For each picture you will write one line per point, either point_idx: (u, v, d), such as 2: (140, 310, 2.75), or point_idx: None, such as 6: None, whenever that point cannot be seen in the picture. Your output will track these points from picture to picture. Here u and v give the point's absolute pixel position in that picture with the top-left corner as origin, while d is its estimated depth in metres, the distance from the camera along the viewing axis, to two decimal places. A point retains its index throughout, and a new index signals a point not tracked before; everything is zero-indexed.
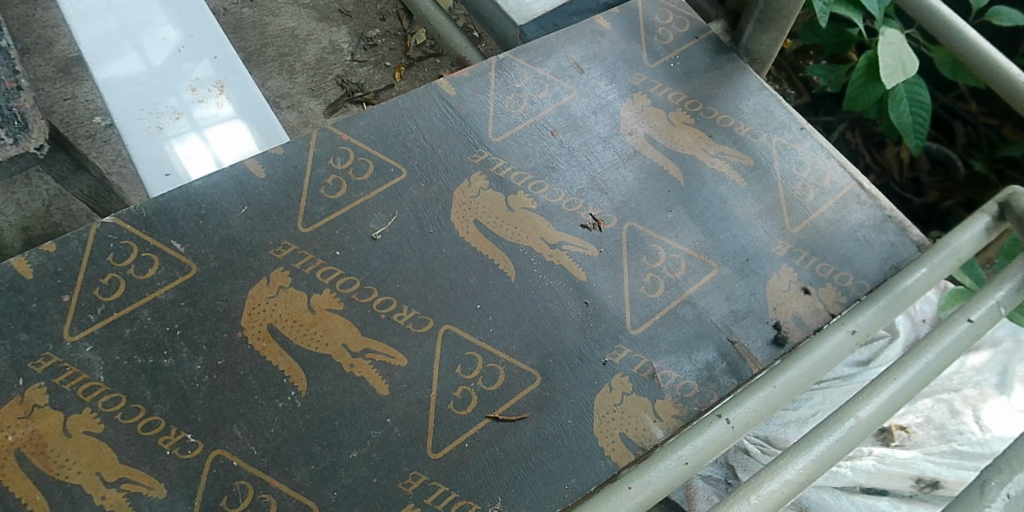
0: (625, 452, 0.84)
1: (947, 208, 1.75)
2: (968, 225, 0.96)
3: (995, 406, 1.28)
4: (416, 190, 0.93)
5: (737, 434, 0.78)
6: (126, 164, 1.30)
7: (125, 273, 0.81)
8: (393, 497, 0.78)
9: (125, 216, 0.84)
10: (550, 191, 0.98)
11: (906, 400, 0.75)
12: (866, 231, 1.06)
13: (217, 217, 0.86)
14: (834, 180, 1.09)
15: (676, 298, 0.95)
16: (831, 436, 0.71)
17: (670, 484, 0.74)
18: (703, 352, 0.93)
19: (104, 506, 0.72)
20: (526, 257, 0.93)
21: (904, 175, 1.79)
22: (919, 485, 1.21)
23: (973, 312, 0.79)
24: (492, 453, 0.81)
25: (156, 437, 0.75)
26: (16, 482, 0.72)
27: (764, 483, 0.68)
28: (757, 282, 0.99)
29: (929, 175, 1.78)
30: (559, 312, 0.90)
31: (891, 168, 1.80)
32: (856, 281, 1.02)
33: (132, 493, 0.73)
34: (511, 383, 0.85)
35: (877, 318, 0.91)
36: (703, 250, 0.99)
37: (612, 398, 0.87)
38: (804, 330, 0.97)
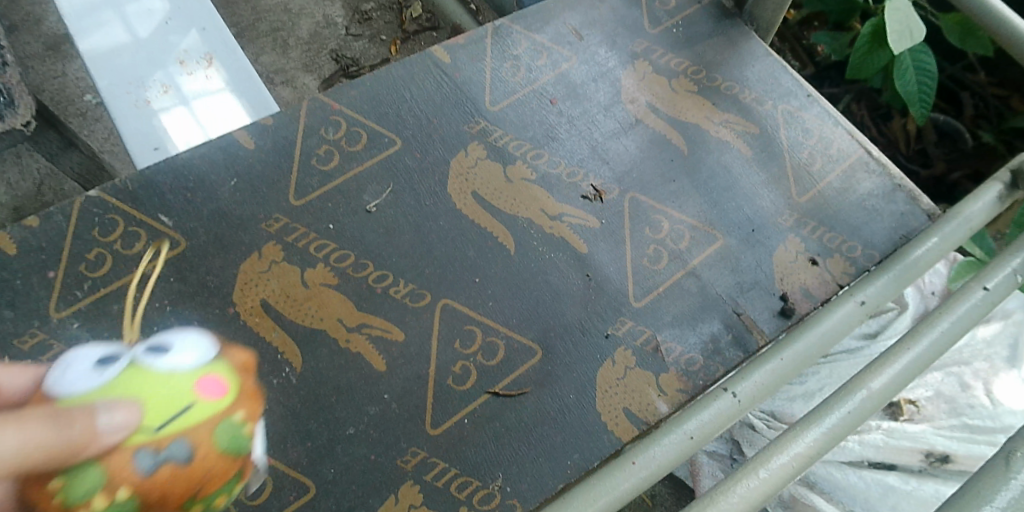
0: (628, 427, 0.82)
1: (953, 181, 1.66)
2: (980, 193, 0.92)
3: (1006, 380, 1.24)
4: (411, 160, 0.91)
5: (743, 408, 0.76)
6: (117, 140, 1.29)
7: (111, 248, 0.79)
8: (392, 475, 0.76)
9: (109, 189, 0.82)
10: (549, 161, 0.95)
11: (918, 372, 0.73)
12: (875, 200, 1.03)
13: (206, 190, 0.84)
14: (842, 148, 1.06)
15: (680, 269, 0.93)
16: (843, 408, 0.69)
17: (675, 459, 0.72)
18: (707, 324, 0.90)
19: None
20: (525, 229, 0.90)
21: (910, 147, 1.71)
22: (928, 460, 1.18)
23: (988, 280, 0.77)
24: (492, 428, 0.80)
25: (214, 357, 0.61)
26: None
27: (773, 456, 0.66)
28: (763, 253, 0.96)
29: (935, 146, 1.69)
30: (560, 284, 0.88)
31: (897, 140, 1.71)
32: (864, 251, 0.99)
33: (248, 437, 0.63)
34: (511, 358, 0.83)
35: (887, 289, 0.88)
36: (707, 220, 0.97)
37: (614, 373, 0.85)
38: (811, 301, 0.94)
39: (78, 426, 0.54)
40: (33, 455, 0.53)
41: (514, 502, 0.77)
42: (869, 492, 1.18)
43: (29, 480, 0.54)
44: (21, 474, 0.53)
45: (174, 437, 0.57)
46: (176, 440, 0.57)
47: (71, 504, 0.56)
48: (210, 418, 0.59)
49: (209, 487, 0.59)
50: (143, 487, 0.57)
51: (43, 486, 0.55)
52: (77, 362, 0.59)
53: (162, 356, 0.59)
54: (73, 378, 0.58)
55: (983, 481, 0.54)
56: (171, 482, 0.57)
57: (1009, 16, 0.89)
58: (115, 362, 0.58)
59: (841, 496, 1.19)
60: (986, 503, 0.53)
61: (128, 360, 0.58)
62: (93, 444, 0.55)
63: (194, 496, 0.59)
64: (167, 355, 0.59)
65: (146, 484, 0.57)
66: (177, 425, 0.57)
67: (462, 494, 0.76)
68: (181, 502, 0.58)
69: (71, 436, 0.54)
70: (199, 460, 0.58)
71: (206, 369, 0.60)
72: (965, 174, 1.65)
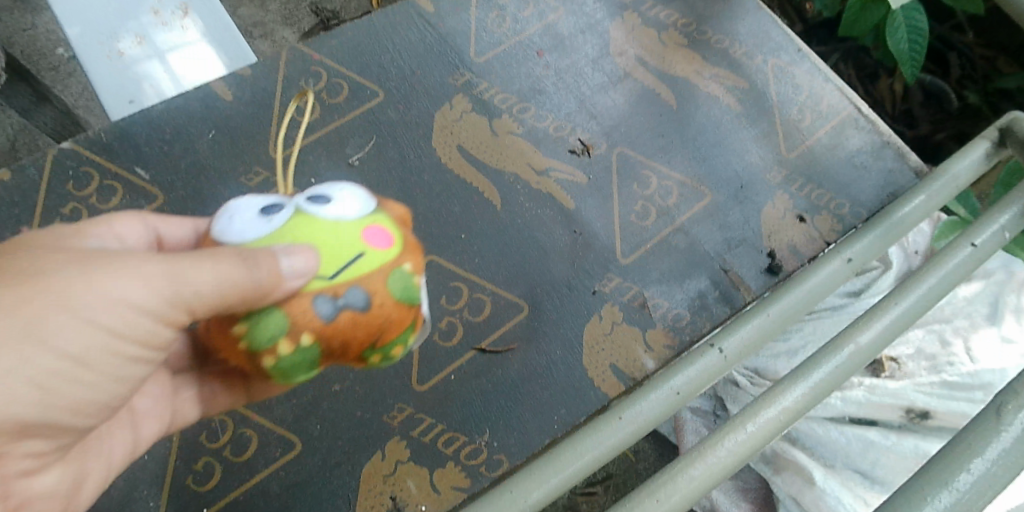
0: (615, 383, 0.83)
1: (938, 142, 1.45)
2: (968, 150, 0.92)
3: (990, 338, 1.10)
4: (394, 112, 0.89)
5: (729, 364, 0.76)
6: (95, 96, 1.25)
7: (86, 203, 0.77)
8: (378, 430, 0.76)
9: (82, 141, 0.79)
10: (536, 115, 0.93)
11: (905, 328, 0.73)
12: (864, 157, 1.02)
13: (182, 142, 0.82)
14: (832, 104, 1.05)
15: (668, 226, 0.92)
16: (830, 362, 0.69)
17: (660, 415, 0.71)
18: (695, 281, 0.90)
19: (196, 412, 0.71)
20: (511, 183, 0.89)
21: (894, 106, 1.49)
22: (908, 416, 1.06)
23: (977, 236, 0.76)
24: (479, 385, 0.79)
25: (374, 208, 0.50)
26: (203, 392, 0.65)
27: (762, 410, 0.66)
28: (751, 210, 0.95)
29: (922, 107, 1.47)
30: (547, 241, 0.87)
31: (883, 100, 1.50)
32: (852, 209, 0.99)
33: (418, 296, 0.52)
34: (498, 314, 0.83)
35: (873, 246, 0.86)
36: (696, 176, 0.96)
37: (602, 328, 0.85)
38: (798, 258, 0.94)
39: (263, 268, 0.44)
40: (228, 292, 0.44)
41: (502, 457, 0.77)
42: (849, 447, 1.06)
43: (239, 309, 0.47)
44: (193, 313, 0.46)
45: (350, 283, 0.47)
46: (353, 287, 0.47)
47: (256, 350, 0.46)
48: (382, 266, 0.48)
49: (390, 334, 0.49)
50: (324, 336, 0.46)
51: (231, 329, 0.47)
52: (240, 210, 0.49)
53: (325, 204, 0.48)
54: (241, 226, 0.48)
55: (972, 432, 0.54)
56: (352, 333, 0.47)
57: None
58: (280, 209, 0.48)
59: (821, 453, 1.08)
60: (975, 455, 0.52)
61: (296, 208, 0.48)
62: (276, 289, 0.45)
63: (375, 342, 0.49)
64: (330, 205, 0.49)
65: (328, 332, 0.46)
66: (349, 272, 0.47)
67: (449, 450, 0.76)
68: (362, 348, 0.48)
69: (261, 279, 0.44)
70: (378, 309, 0.47)
71: (367, 220, 0.49)
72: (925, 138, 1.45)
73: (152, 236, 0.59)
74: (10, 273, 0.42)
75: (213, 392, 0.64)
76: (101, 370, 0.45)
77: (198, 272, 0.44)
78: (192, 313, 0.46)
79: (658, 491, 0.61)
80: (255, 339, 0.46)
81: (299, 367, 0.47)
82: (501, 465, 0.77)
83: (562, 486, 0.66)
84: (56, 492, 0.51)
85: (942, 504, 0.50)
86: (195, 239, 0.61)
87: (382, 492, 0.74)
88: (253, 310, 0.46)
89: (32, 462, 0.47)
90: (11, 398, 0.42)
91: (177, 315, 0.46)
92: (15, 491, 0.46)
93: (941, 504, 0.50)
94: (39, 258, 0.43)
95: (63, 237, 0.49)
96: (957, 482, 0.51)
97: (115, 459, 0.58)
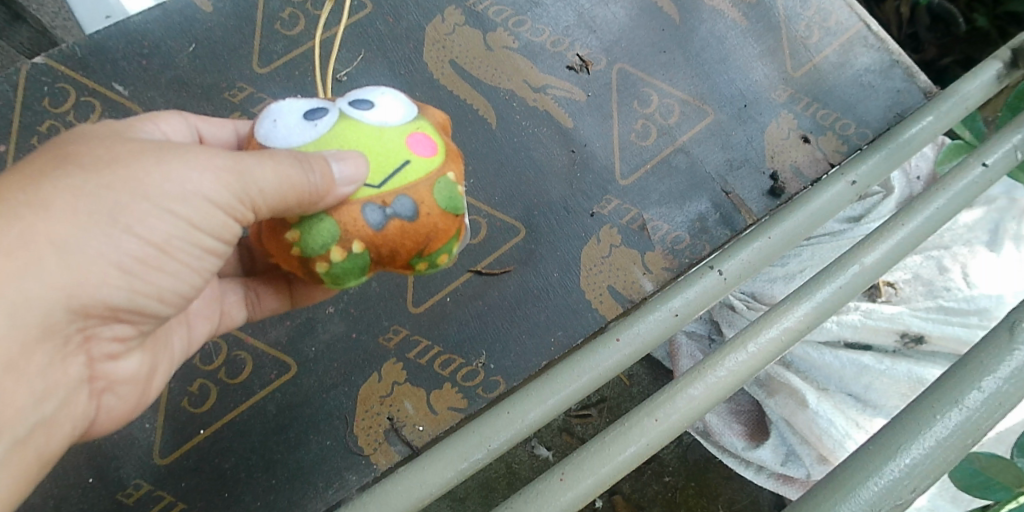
0: (613, 305, 0.82)
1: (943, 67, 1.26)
2: (977, 71, 0.84)
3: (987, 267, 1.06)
4: (383, 25, 0.84)
5: (728, 287, 0.74)
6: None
7: (63, 120, 0.74)
8: (374, 352, 0.75)
9: (56, 56, 0.76)
10: (532, 29, 0.89)
11: (911, 249, 0.72)
12: (872, 76, 0.98)
13: (161, 57, 0.78)
14: (840, 21, 1.00)
15: (668, 146, 0.89)
16: (833, 282, 0.68)
17: (658, 337, 0.70)
18: (695, 203, 0.88)
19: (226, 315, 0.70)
20: (507, 101, 0.86)
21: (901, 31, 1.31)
22: (903, 341, 1.04)
23: (989, 156, 0.73)
24: (475, 307, 0.78)
25: (416, 116, 0.47)
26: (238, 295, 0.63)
27: (763, 330, 0.65)
28: (755, 130, 0.92)
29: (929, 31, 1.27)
30: (544, 161, 0.84)
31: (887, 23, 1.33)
32: (858, 130, 0.96)
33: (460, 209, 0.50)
34: (494, 236, 0.81)
35: (880, 167, 0.82)
36: (698, 94, 0.92)
37: (599, 251, 0.83)
38: (801, 180, 0.92)
39: (315, 171, 0.41)
40: (285, 195, 0.41)
41: (499, 379, 0.77)
42: (843, 371, 1.04)
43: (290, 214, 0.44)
44: (253, 215, 0.43)
45: (399, 191, 0.44)
46: (402, 195, 0.44)
47: (306, 259, 0.43)
48: (429, 174, 0.45)
49: (437, 246, 0.46)
50: (373, 246, 0.43)
51: (280, 236, 0.44)
52: (280, 114, 0.45)
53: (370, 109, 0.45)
54: (284, 130, 0.44)
55: (982, 350, 0.53)
56: (401, 243, 0.44)
57: None
58: (324, 112, 0.45)
59: (814, 377, 1.06)
60: (987, 373, 0.51)
61: (340, 112, 0.45)
62: (327, 195, 0.42)
63: (423, 252, 0.45)
64: (374, 110, 0.46)
65: (378, 241, 0.43)
66: (396, 179, 0.44)
67: (446, 371, 0.76)
68: (411, 259, 0.45)
69: (313, 182, 0.41)
70: (426, 218, 0.44)
71: (412, 127, 0.46)
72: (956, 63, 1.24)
73: (194, 135, 0.56)
74: (88, 158, 0.39)
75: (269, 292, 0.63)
76: (189, 260, 0.44)
77: (258, 171, 0.41)
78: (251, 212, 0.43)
79: (658, 410, 0.61)
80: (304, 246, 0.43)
81: (349, 278, 0.45)
82: (498, 386, 0.77)
83: (559, 407, 0.65)
84: (134, 376, 0.51)
85: (952, 422, 0.50)
86: (236, 142, 0.59)
87: (378, 413, 0.74)
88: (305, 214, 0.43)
89: (116, 347, 0.47)
90: (103, 284, 0.40)
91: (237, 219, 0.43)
92: (97, 373, 0.47)
93: (950, 422, 0.50)
94: (113, 144, 0.41)
95: (121, 128, 0.46)
96: (967, 399, 0.50)
97: (179, 353, 0.57)
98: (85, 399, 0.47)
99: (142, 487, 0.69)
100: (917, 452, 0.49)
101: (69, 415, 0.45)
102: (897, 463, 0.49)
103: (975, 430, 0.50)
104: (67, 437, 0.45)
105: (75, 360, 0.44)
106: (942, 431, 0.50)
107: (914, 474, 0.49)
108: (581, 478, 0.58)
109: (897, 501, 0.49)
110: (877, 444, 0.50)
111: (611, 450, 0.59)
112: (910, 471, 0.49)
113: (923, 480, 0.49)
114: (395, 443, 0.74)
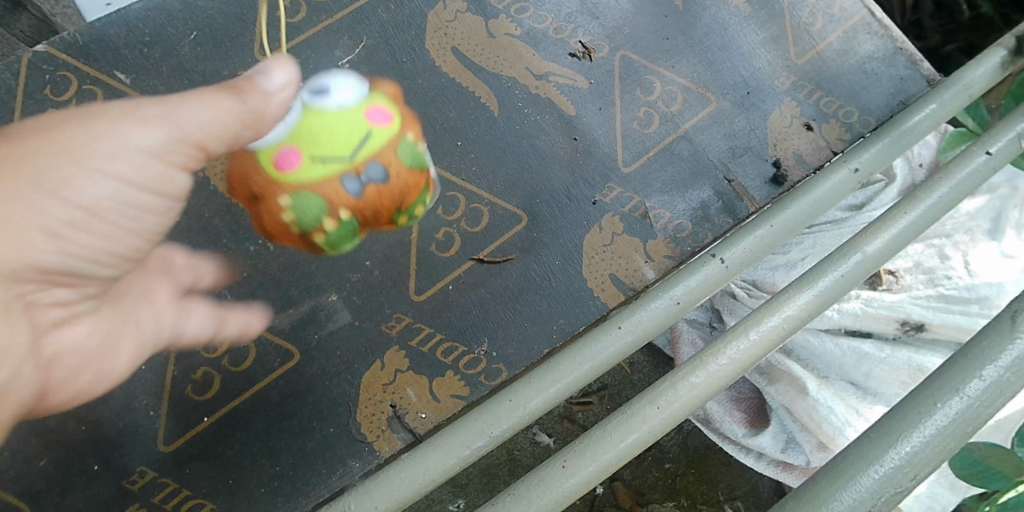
0: (614, 293, 0.82)
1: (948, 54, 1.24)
2: (982, 58, 0.84)
3: (987, 256, 1.06)
4: (385, 12, 0.84)
5: (731, 275, 0.74)
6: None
7: (65, 108, 0.74)
8: (377, 340, 0.75)
9: (57, 44, 0.75)
10: (535, 15, 0.89)
11: (912, 237, 0.72)
12: (876, 64, 0.98)
13: (163, 44, 0.77)
14: (844, 7, 0.99)
15: (671, 133, 0.89)
16: (836, 271, 0.68)
17: (660, 325, 0.70)
18: (698, 191, 0.88)
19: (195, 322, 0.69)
20: (509, 88, 0.85)
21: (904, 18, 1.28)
22: (904, 329, 1.04)
23: (992, 144, 0.73)
24: (477, 295, 0.78)
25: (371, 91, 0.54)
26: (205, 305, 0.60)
27: (765, 318, 0.65)
28: (758, 117, 0.92)
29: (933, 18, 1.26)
30: (546, 148, 0.84)
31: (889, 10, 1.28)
32: (861, 117, 0.95)
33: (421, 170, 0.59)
34: (497, 224, 0.81)
35: (883, 154, 0.82)
36: (701, 81, 0.91)
37: (601, 239, 0.83)
38: (804, 168, 0.92)
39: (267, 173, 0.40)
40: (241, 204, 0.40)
41: (501, 366, 0.77)
42: (843, 359, 1.04)
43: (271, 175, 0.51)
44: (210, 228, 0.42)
45: (368, 159, 0.52)
46: (371, 163, 0.52)
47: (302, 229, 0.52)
48: (389, 139, 0.53)
49: (412, 197, 0.56)
50: (355, 206, 0.52)
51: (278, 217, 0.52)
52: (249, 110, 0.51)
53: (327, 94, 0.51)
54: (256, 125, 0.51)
55: (984, 339, 0.53)
56: (378, 203, 0.53)
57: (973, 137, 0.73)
58: (290, 107, 0.51)
59: (815, 364, 1.06)
60: (989, 361, 0.51)
61: (303, 103, 0.51)
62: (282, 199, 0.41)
63: (401, 208, 0.56)
64: (332, 93, 0.51)
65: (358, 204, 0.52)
66: (364, 149, 0.51)
67: (449, 359, 0.76)
68: (392, 214, 0.55)
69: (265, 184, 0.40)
70: (395, 177, 0.53)
71: (371, 102, 0.53)
72: (959, 51, 1.22)
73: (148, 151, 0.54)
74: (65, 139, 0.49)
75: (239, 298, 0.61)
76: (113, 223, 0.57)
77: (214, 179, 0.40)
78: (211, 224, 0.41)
79: (660, 397, 0.61)
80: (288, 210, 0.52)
81: (345, 238, 0.55)
82: (500, 373, 0.77)
83: (561, 395, 0.65)
84: (84, 346, 0.58)
85: (952, 410, 0.50)
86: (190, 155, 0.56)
87: (381, 401, 0.74)
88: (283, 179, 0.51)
89: (61, 313, 0.54)
90: (30, 248, 0.50)
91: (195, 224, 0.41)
92: (43, 345, 0.53)
93: (951, 410, 0.50)
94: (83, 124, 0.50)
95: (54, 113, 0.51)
96: (968, 388, 0.51)
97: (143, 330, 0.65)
98: (35, 370, 0.53)
99: (146, 474, 0.69)
100: (918, 439, 0.50)
101: (20, 383, 0.52)
102: (898, 451, 0.49)
103: (975, 417, 0.50)
104: (16, 404, 0.53)
105: (21, 328, 0.51)
106: (943, 420, 0.50)
107: (914, 462, 0.49)
108: (584, 465, 0.58)
109: (897, 488, 0.49)
110: (879, 432, 0.51)
111: (613, 438, 0.59)
112: (911, 459, 0.49)
113: (923, 468, 0.50)
114: (398, 430, 0.74)
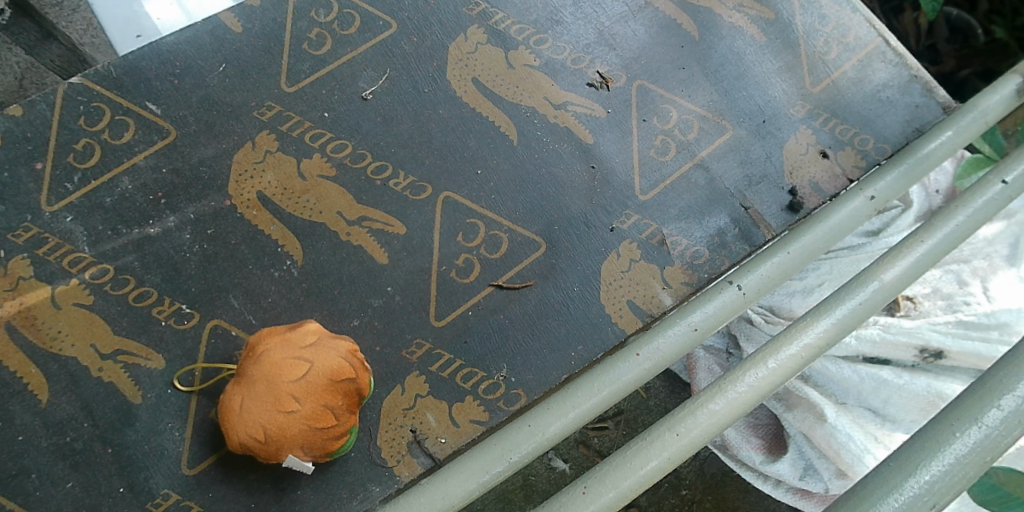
0: (632, 320, 0.82)
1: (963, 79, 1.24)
2: (997, 86, 0.85)
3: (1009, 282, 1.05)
4: (408, 44, 0.86)
5: (748, 301, 0.74)
6: (70, 14, 1.01)
7: (98, 138, 0.76)
8: (397, 365, 0.76)
9: (92, 76, 0.78)
10: (553, 47, 0.90)
11: (930, 264, 0.72)
12: (891, 91, 0.98)
13: (192, 75, 0.80)
14: (859, 36, 1.00)
15: (688, 162, 0.90)
16: (853, 299, 0.68)
17: (678, 351, 0.71)
18: (715, 218, 0.89)
19: (189, 391, 0.72)
20: (528, 118, 0.87)
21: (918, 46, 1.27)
22: (922, 356, 1.02)
23: (1008, 173, 0.74)
24: (496, 321, 0.79)
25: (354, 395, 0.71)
26: (237, 438, 0.67)
27: (783, 346, 0.66)
28: (773, 145, 0.93)
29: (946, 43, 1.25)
30: (563, 176, 0.86)
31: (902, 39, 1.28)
32: (877, 145, 0.96)
33: (382, 231, 0.80)
34: (516, 251, 0.82)
35: (899, 182, 0.82)
36: (718, 110, 0.93)
37: (620, 265, 0.84)
38: (820, 195, 0.92)
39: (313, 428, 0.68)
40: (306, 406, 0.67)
41: (519, 392, 0.78)
42: (861, 385, 1.03)
43: (317, 402, 0.67)
44: (285, 415, 0.66)
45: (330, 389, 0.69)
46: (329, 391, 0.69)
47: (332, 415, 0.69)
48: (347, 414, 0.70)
49: (359, 393, 0.71)
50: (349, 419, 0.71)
51: (329, 406, 0.68)
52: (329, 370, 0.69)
53: None
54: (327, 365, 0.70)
55: (1003, 369, 0.53)
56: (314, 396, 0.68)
57: (975, 195, 0.73)
58: None
59: (832, 391, 1.05)
60: (1006, 391, 0.52)
61: None
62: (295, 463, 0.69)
63: (359, 393, 0.71)
64: None
65: (292, 397, 0.67)
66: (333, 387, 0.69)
67: (468, 384, 0.77)
68: (337, 408, 0.69)
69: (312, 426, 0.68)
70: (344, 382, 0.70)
71: (350, 400, 0.70)
72: (976, 75, 1.22)
73: None
74: None
75: (264, 432, 0.66)
76: None
77: (286, 407, 0.66)
78: (285, 408, 0.66)
79: (678, 425, 0.62)
80: (341, 382, 0.69)
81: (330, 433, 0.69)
82: (519, 399, 0.77)
83: (580, 421, 0.66)
84: None
85: (970, 439, 0.50)
86: None
87: (401, 426, 0.75)
88: (317, 405, 0.67)
89: None
90: None
91: (286, 407, 0.66)
92: None
93: (970, 439, 0.50)
94: None
95: None
96: (987, 417, 0.51)
97: None
98: None
99: (170, 497, 0.70)
100: (937, 468, 0.50)
101: None
102: (917, 480, 0.49)
103: (995, 446, 0.50)
104: None
105: None
106: (962, 449, 0.50)
107: (933, 491, 0.49)
108: (604, 492, 0.58)
109: None
110: (897, 461, 0.51)
111: (632, 464, 0.60)
112: (930, 488, 0.49)
113: (943, 497, 0.50)
114: (418, 455, 0.75)
